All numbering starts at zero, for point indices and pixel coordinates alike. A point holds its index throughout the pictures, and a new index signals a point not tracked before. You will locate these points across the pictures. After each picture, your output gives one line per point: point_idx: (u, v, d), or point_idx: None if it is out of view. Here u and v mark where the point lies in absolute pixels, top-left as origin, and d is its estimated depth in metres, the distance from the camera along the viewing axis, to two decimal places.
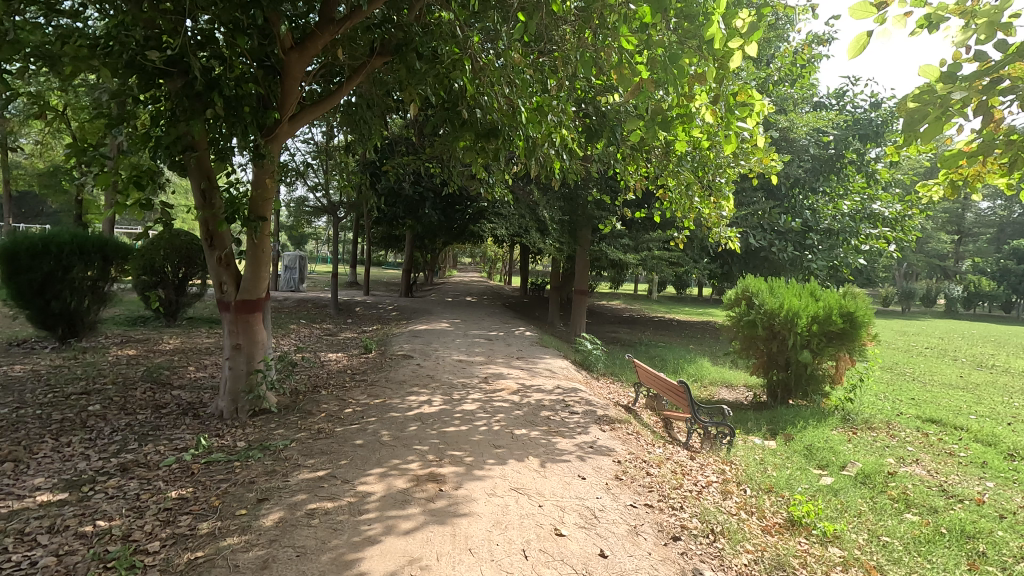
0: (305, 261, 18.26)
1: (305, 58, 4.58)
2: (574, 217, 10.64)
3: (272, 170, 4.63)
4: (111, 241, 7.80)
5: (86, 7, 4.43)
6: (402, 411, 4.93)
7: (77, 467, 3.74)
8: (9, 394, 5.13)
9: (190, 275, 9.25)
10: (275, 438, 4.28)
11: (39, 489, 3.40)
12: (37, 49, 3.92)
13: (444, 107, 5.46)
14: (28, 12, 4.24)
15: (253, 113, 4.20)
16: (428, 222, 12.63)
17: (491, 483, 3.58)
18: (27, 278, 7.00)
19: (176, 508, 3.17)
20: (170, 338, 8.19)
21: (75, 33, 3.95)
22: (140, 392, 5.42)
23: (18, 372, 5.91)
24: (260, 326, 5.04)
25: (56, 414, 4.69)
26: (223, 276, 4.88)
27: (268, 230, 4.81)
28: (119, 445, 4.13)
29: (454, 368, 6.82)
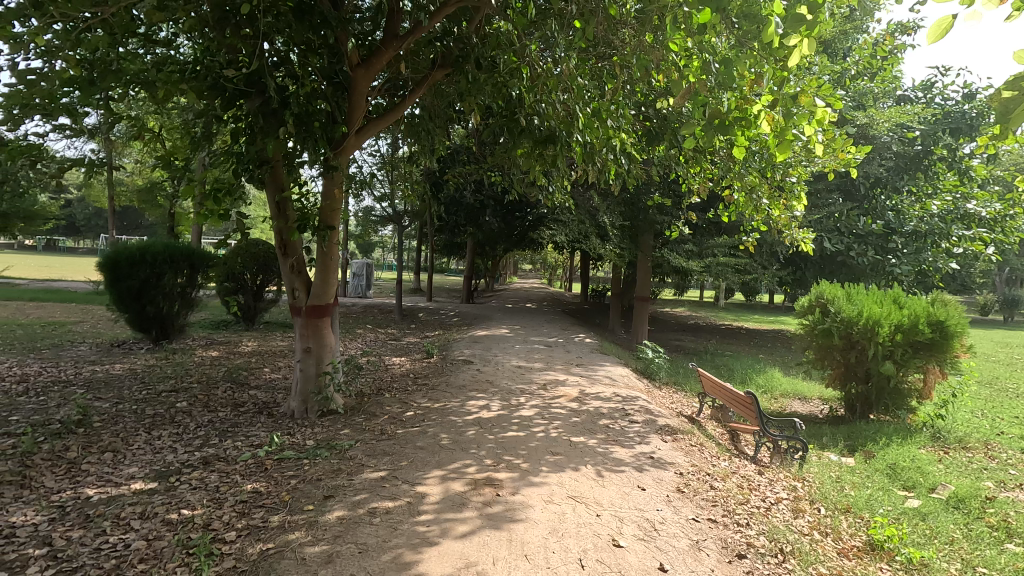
0: (372, 268, 18.98)
1: (371, 73, 4.76)
2: (634, 222, 10.44)
3: (340, 181, 4.86)
4: (198, 250, 8.43)
5: (177, 35, 4.83)
6: (461, 415, 5.00)
7: (165, 459, 4.05)
8: (110, 390, 5.64)
9: (266, 282, 9.85)
10: (340, 438, 4.47)
11: (134, 477, 3.71)
12: (136, 76, 4.32)
13: (503, 116, 5.51)
14: (128, 43, 4.67)
15: (322, 127, 4.38)
16: (489, 230, 12.82)
17: (548, 490, 3.56)
18: (127, 284, 7.67)
19: (251, 501, 3.37)
20: (249, 341, 8.75)
21: (168, 61, 4.33)
22: (221, 390, 5.82)
23: (118, 370, 6.49)
24: (329, 330, 5.27)
25: (149, 409, 5.11)
26: (295, 282, 5.17)
27: (336, 238, 5.04)
28: (202, 440, 4.45)
29: (513, 374, 6.86)
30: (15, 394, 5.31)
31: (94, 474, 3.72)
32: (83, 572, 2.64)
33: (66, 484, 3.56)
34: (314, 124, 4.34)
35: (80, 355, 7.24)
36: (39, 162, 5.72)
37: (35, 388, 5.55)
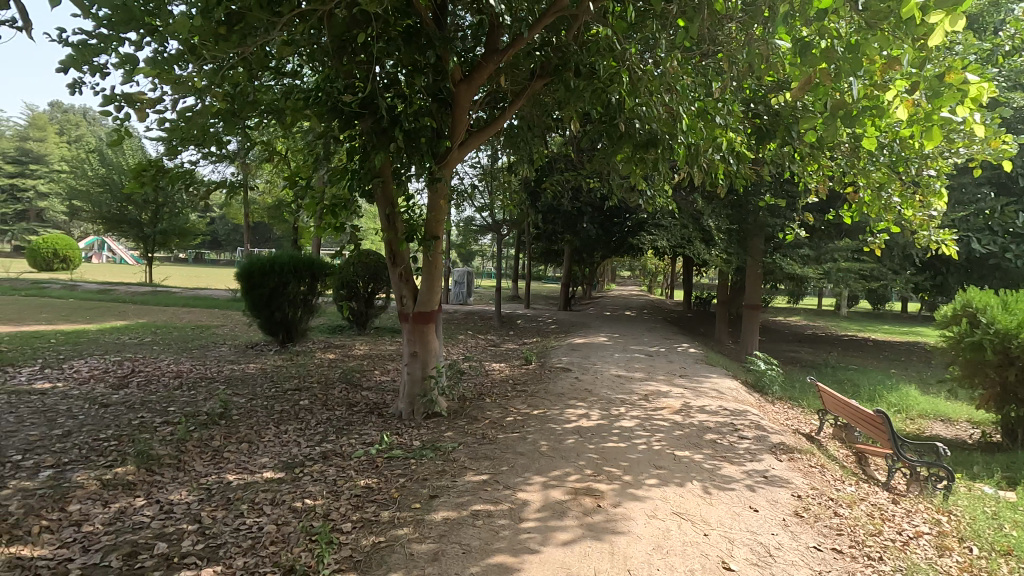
0: (472, 276, 19.56)
1: (473, 87, 4.93)
2: (743, 226, 9.86)
3: (444, 193, 5.07)
4: (317, 261, 9.19)
5: (302, 66, 5.33)
6: (561, 423, 4.99)
7: (291, 451, 4.45)
8: (246, 387, 6.30)
9: (376, 290, 10.52)
10: (444, 440, 4.64)
11: (265, 467, 4.11)
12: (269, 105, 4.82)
13: (602, 121, 5.46)
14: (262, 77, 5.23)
15: (428, 143, 4.62)
16: (587, 236, 12.75)
17: (651, 505, 3.44)
18: (259, 291, 8.54)
19: (364, 495, 3.59)
20: (361, 345, 9.38)
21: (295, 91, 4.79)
22: (338, 390, 6.29)
23: (252, 369, 7.23)
24: (433, 335, 5.51)
25: (277, 405, 5.64)
26: (403, 290, 5.47)
27: (440, 248, 5.27)
28: (322, 435, 4.84)
29: (612, 383, 6.73)
30: (171, 388, 6.10)
31: (233, 462, 4.17)
32: (225, 548, 2.96)
33: (211, 469, 4.02)
34: (421, 139, 4.59)
35: (222, 356, 8.18)
36: (192, 185, 6.56)
37: (188, 384, 6.35)
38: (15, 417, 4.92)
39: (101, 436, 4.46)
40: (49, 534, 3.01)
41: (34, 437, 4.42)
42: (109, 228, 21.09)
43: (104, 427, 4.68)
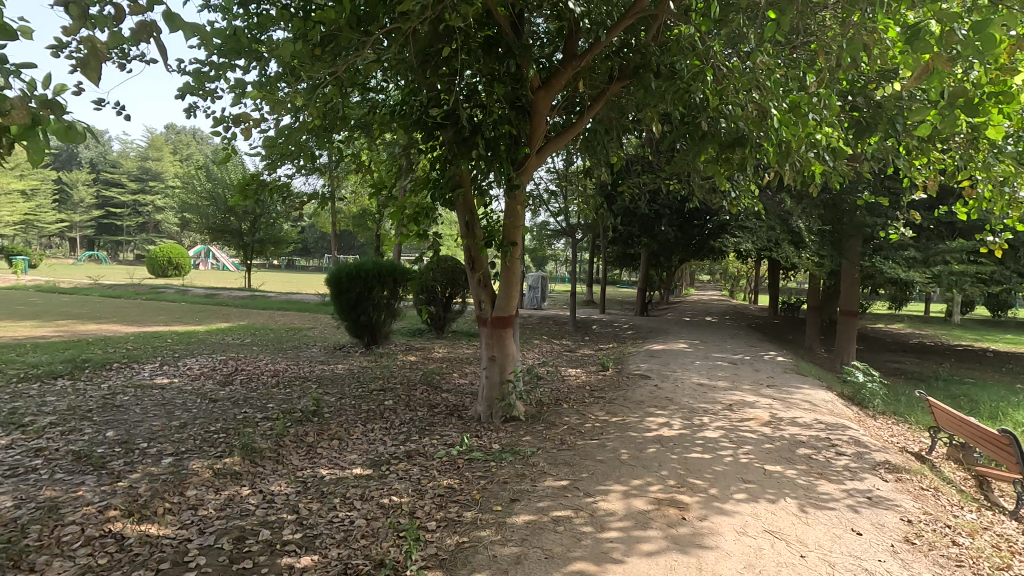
0: (547, 281, 19.58)
1: (551, 94, 4.96)
2: (838, 227, 9.24)
3: (522, 200, 5.13)
4: (399, 266, 9.57)
5: (387, 81, 5.59)
6: (641, 432, 4.87)
7: (377, 450, 4.65)
8: (335, 386, 6.66)
9: (454, 294, 10.79)
10: (523, 444, 4.68)
11: (354, 463, 4.33)
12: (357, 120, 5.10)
13: (683, 122, 5.30)
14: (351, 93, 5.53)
15: (508, 150, 4.69)
16: (665, 240, 12.41)
17: (740, 520, 3.28)
18: (346, 296, 9.02)
19: (447, 495, 3.69)
20: (440, 348, 9.65)
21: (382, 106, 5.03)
22: (419, 392, 6.50)
23: (340, 370, 7.64)
24: (511, 340, 5.57)
25: (364, 405, 5.92)
26: (482, 295, 5.57)
27: (518, 253, 5.33)
28: (405, 435, 5.02)
29: (694, 392, 6.49)
30: (270, 386, 6.57)
31: (326, 457, 4.42)
32: (322, 538, 3.14)
33: (306, 463, 4.29)
34: (500, 147, 4.67)
35: (313, 356, 8.70)
36: (287, 197, 7.05)
37: (284, 382, 6.80)
38: (140, 409, 5.50)
39: (211, 429, 4.88)
40: (171, 515, 3.33)
41: (157, 427, 4.91)
42: (214, 239, 23.11)
43: (214, 421, 5.11)
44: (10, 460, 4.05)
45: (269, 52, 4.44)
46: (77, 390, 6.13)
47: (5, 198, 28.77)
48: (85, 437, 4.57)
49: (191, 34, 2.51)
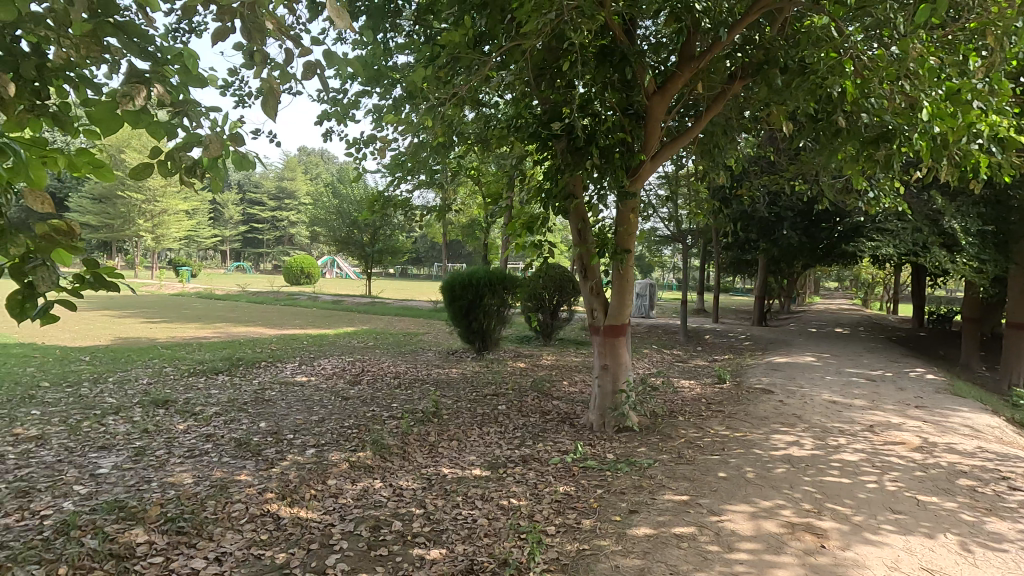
0: (655, 288, 19.02)
1: (667, 98, 4.87)
2: (1003, 227, 8.13)
3: (636, 207, 5.06)
4: (509, 274, 9.81)
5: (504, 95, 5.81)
6: (767, 450, 4.58)
7: (494, 452, 4.80)
8: (451, 390, 6.97)
9: (561, 302, 10.84)
10: (639, 455, 4.59)
11: (473, 464, 4.50)
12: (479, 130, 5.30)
13: (814, 118, 4.94)
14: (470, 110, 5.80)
15: (622, 157, 4.66)
16: (787, 245, 11.56)
17: (891, 554, 2.96)
18: (460, 303, 9.41)
19: (564, 502, 3.72)
20: (548, 355, 9.73)
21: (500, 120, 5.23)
22: (531, 398, 6.61)
23: (455, 374, 7.98)
24: (624, 349, 5.50)
25: (479, 408, 6.14)
26: (594, 303, 5.56)
27: (631, 261, 5.26)
28: (520, 440, 5.13)
29: (827, 409, 5.96)
30: (393, 387, 7.03)
31: (446, 457, 4.65)
32: (448, 533, 3.31)
33: (429, 461, 4.54)
34: (615, 155, 4.65)
35: (429, 360, 9.17)
36: (409, 210, 7.54)
37: (405, 384, 7.25)
38: (285, 403, 6.14)
39: (345, 424, 5.33)
40: (317, 500, 3.69)
41: (300, 420, 5.46)
42: (340, 250, 25.21)
43: (347, 417, 5.58)
44: (188, 442, 4.72)
45: (399, 75, 4.78)
46: (234, 384, 6.99)
47: (174, 217, 33.58)
48: (244, 426, 5.21)
49: (340, 66, 2.73)
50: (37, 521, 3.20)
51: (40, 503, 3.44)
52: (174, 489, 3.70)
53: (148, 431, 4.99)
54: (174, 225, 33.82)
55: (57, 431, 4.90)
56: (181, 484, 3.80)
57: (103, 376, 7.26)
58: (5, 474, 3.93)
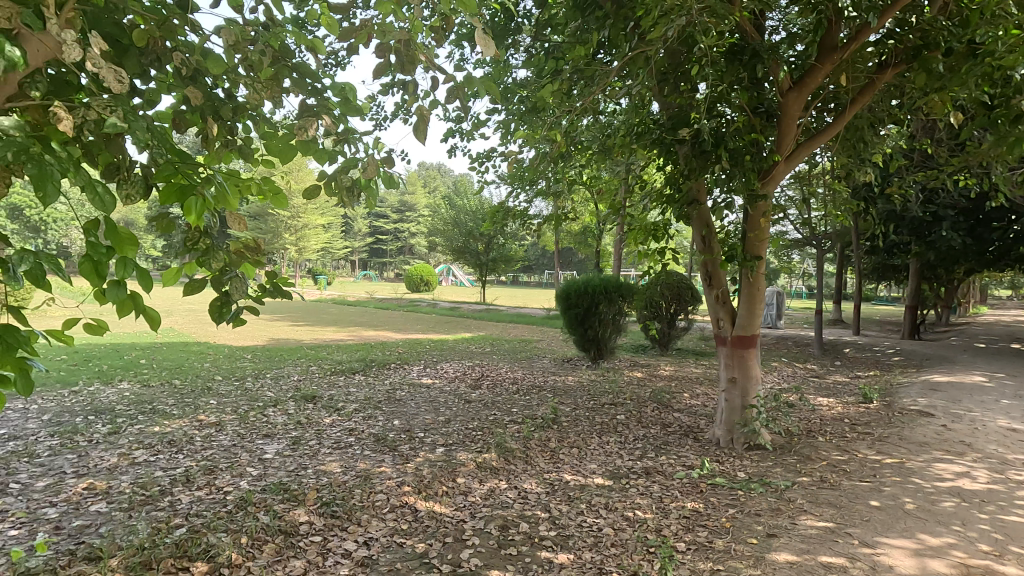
0: (782, 297, 17.66)
1: (804, 94, 4.56)
2: None
3: (768, 212, 4.78)
4: (625, 282, 9.66)
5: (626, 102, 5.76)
6: (929, 479, 4.07)
7: (616, 462, 4.75)
8: (568, 397, 7.01)
9: (680, 310, 10.45)
10: (774, 476, 4.30)
11: (595, 473, 4.49)
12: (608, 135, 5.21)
13: (986, 105, 4.34)
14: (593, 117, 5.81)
15: (753, 159, 4.42)
16: (947, 248, 10.18)
17: None
18: (574, 311, 9.44)
19: (693, 518, 3.59)
20: (666, 366, 9.42)
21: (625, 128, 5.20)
22: (651, 409, 6.44)
23: (571, 382, 8.01)
24: (754, 361, 5.19)
25: (598, 417, 6.11)
26: (720, 313, 5.32)
27: (762, 268, 4.97)
28: (641, 451, 5.03)
29: (1005, 438, 5.16)
30: (511, 392, 7.23)
31: (568, 463, 4.69)
32: (575, 540, 3.34)
33: (552, 466, 4.61)
34: (745, 157, 4.42)
35: (545, 367, 9.29)
36: (527, 220, 7.73)
37: (522, 390, 7.42)
38: (414, 403, 6.57)
39: (469, 426, 5.58)
40: (449, 497, 3.90)
41: (428, 420, 5.81)
42: (456, 260, 26.40)
43: (470, 419, 5.84)
44: (334, 435, 5.22)
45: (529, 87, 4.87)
46: (369, 383, 7.60)
47: (313, 231, 37.33)
48: (380, 423, 5.65)
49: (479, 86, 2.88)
50: (221, 495, 3.73)
51: (223, 479, 4.01)
52: (326, 476, 4.13)
53: (301, 423, 5.60)
54: (312, 238, 37.59)
55: (230, 419, 5.67)
56: (332, 473, 4.22)
57: (262, 373, 8.27)
58: (194, 453, 4.62)
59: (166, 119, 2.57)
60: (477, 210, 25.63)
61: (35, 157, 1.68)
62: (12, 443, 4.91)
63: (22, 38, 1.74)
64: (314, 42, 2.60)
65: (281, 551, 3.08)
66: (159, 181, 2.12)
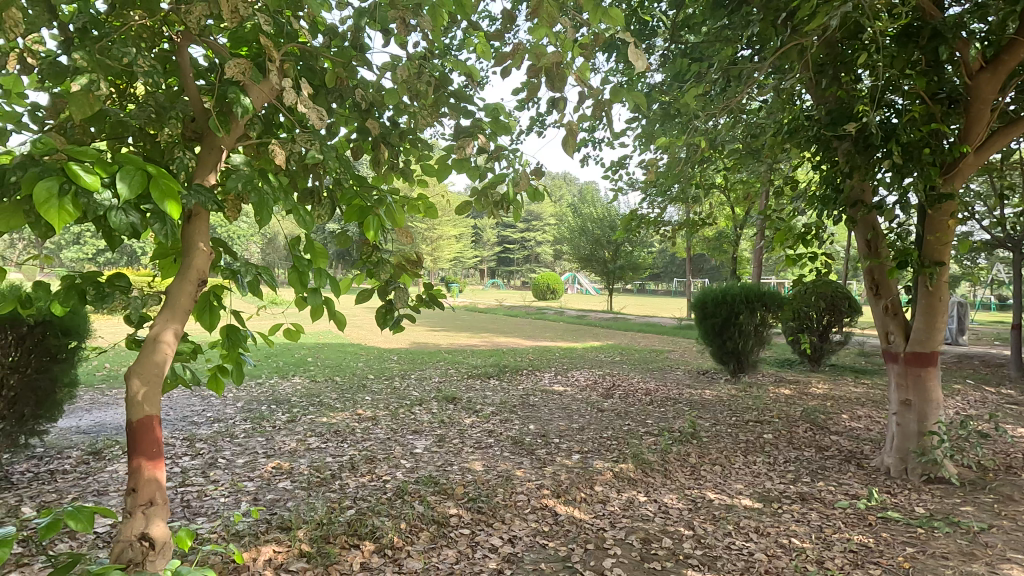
0: (965, 308, 15.16)
1: (1000, 76, 3.96)
2: None
3: (953, 211, 4.18)
4: (770, 291, 8.97)
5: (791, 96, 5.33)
6: None
7: (764, 484, 4.44)
8: (707, 412, 6.66)
9: (834, 322, 9.46)
10: (963, 515, 3.72)
11: (742, 494, 4.22)
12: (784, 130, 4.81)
13: None
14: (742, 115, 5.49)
15: (932, 153, 3.89)
16: None
17: None
18: (712, 321, 8.97)
19: (862, 553, 3.24)
20: (819, 383, 8.56)
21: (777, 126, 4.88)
22: (803, 429, 5.91)
23: (709, 396, 7.61)
24: (935, 382, 4.55)
25: (742, 435, 5.73)
26: (890, 326, 4.75)
27: (945, 275, 4.35)
28: (794, 475, 4.65)
29: None
30: (645, 403, 7.06)
31: (711, 481, 4.48)
32: (723, 561, 3.19)
33: (693, 483, 4.43)
34: (922, 151, 3.90)
35: (679, 379, 8.93)
36: (660, 227, 7.53)
37: (657, 401, 7.20)
38: (548, 410, 6.69)
39: (604, 435, 5.56)
40: (587, 504, 3.93)
41: (562, 427, 5.89)
42: (582, 268, 26.36)
43: (604, 428, 5.81)
44: (475, 436, 5.51)
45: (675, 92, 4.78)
46: (503, 388, 7.89)
47: (447, 242, 39.65)
48: (516, 426, 5.85)
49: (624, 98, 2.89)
50: (382, 483, 4.13)
51: (381, 469, 4.43)
52: (471, 474, 4.38)
53: (444, 422, 5.99)
54: (446, 249, 39.94)
55: (383, 414, 6.23)
56: (475, 471, 4.46)
57: (407, 373, 8.96)
58: (356, 443, 5.15)
59: (344, 146, 2.81)
60: (605, 218, 25.41)
61: (257, 187, 2.00)
62: (217, 424, 5.85)
63: (248, 88, 2.07)
64: (470, 68, 2.72)
65: (435, 539, 3.33)
66: (342, 204, 2.38)
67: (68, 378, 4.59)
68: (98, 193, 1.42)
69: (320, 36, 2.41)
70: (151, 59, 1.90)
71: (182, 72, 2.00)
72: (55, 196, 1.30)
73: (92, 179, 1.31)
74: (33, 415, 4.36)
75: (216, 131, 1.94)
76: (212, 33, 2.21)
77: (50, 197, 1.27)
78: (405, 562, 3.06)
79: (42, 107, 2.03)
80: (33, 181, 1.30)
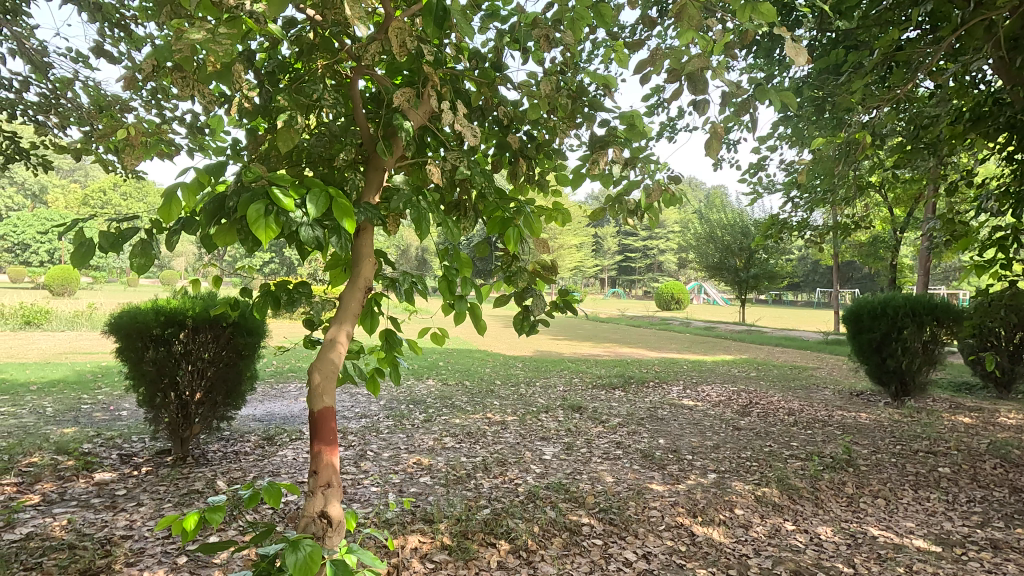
0: None
1: None
2: None
3: None
4: (942, 303, 7.73)
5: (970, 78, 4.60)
6: None
7: (942, 525, 3.86)
8: (865, 437, 5.95)
9: None
10: None
11: (914, 533, 3.72)
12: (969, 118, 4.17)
13: None
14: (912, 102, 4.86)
15: None
16: None
17: None
18: (868, 337, 8.02)
19: None
20: (1010, 412, 7.24)
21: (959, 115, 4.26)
22: (990, 465, 5.04)
23: (865, 420, 6.78)
24: None
25: (910, 466, 5.04)
26: None
27: None
28: (982, 517, 3.99)
29: None
30: (788, 424, 6.49)
31: (873, 516, 3.99)
32: None
33: (850, 515, 4.00)
34: None
35: (828, 399, 8.09)
36: (805, 232, 6.92)
37: (803, 423, 6.58)
38: (677, 424, 6.41)
39: (742, 455, 5.21)
40: (727, 526, 3.71)
41: (695, 443, 5.62)
42: (711, 277, 24.97)
43: (742, 448, 5.45)
44: (602, 446, 5.46)
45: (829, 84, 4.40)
46: (630, 399, 7.71)
47: (567, 252, 39.93)
48: (646, 440, 5.68)
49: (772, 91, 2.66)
50: (514, 486, 4.25)
51: (513, 472, 4.56)
52: (601, 484, 4.35)
53: (572, 430, 6.00)
54: (566, 259, 40.24)
55: (512, 419, 6.40)
56: (605, 481, 4.42)
57: (533, 381, 9.13)
58: (488, 446, 5.36)
59: (484, 161, 2.89)
60: (736, 224, 23.94)
61: (415, 203, 2.14)
62: (365, 420, 6.42)
63: (407, 113, 2.23)
64: (605, 76, 2.21)
65: (567, 546, 3.35)
66: (484, 216, 2.46)
67: (249, 372, 5.33)
68: (293, 212, 1.59)
69: (465, 59, 2.52)
70: (331, 94, 2.13)
71: (353, 102, 2.19)
72: (262, 216, 1.47)
73: (289, 201, 1.47)
74: (223, 403, 5.13)
75: (383, 154, 2.13)
76: (376, 65, 2.43)
77: (259, 217, 1.44)
78: (539, 565, 3.12)
79: (244, 141, 2.38)
80: (246, 202, 1.49)
